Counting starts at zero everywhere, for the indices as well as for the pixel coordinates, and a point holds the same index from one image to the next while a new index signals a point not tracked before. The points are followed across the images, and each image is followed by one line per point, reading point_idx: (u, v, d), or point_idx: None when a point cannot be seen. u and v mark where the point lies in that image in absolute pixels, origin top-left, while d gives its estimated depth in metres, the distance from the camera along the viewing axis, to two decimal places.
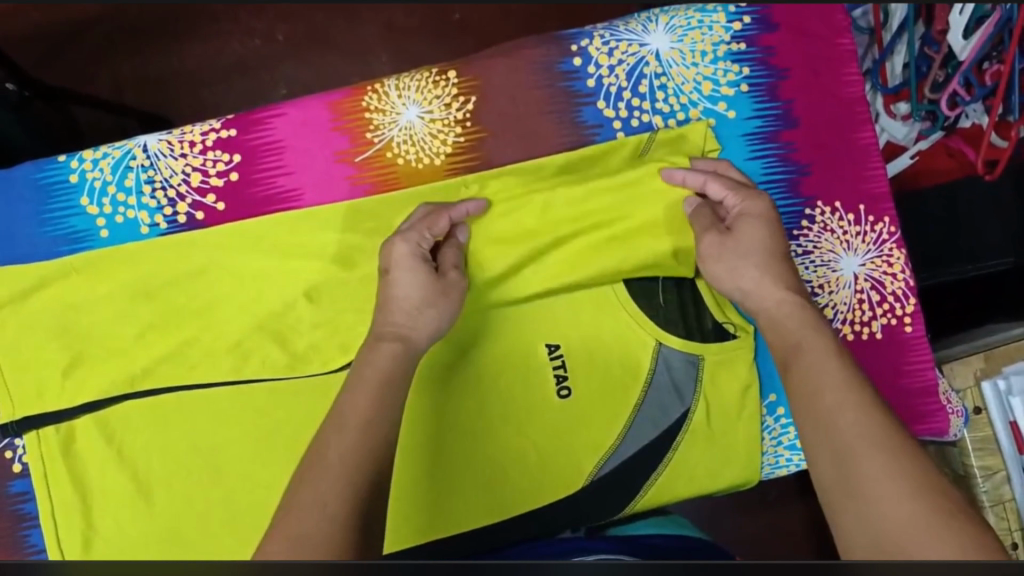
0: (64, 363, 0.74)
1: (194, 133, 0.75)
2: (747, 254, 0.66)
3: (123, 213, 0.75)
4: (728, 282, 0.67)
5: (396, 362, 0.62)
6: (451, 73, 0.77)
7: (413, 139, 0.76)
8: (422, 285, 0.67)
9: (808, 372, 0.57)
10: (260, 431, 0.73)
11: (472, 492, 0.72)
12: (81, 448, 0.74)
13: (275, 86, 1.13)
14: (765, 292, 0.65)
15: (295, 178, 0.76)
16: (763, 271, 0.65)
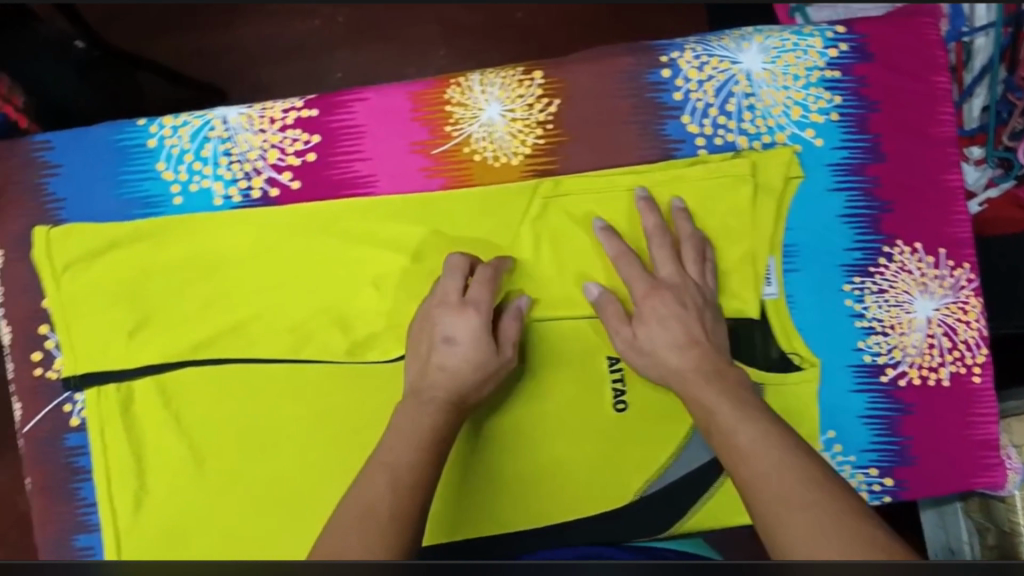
0: (130, 325, 0.74)
1: (276, 109, 0.75)
2: (662, 343, 0.69)
3: (198, 181, 0.75)
4: (654, 367, 0.69)
5: (426, 422, 0.65)
6: (537, 73, 0.76)
7: (492, 137, 0.75)
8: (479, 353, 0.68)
9: (733, 461, 0.61)
10: (310, 414, 0.74)
11: (520, 491, 0.73)
12: (139, 410, 0.75)
13: (331, 68, 1.14)
14: (685, 375, 0.67)
15: (371, 164, 0.75)
16: (682, 352, 0.68)
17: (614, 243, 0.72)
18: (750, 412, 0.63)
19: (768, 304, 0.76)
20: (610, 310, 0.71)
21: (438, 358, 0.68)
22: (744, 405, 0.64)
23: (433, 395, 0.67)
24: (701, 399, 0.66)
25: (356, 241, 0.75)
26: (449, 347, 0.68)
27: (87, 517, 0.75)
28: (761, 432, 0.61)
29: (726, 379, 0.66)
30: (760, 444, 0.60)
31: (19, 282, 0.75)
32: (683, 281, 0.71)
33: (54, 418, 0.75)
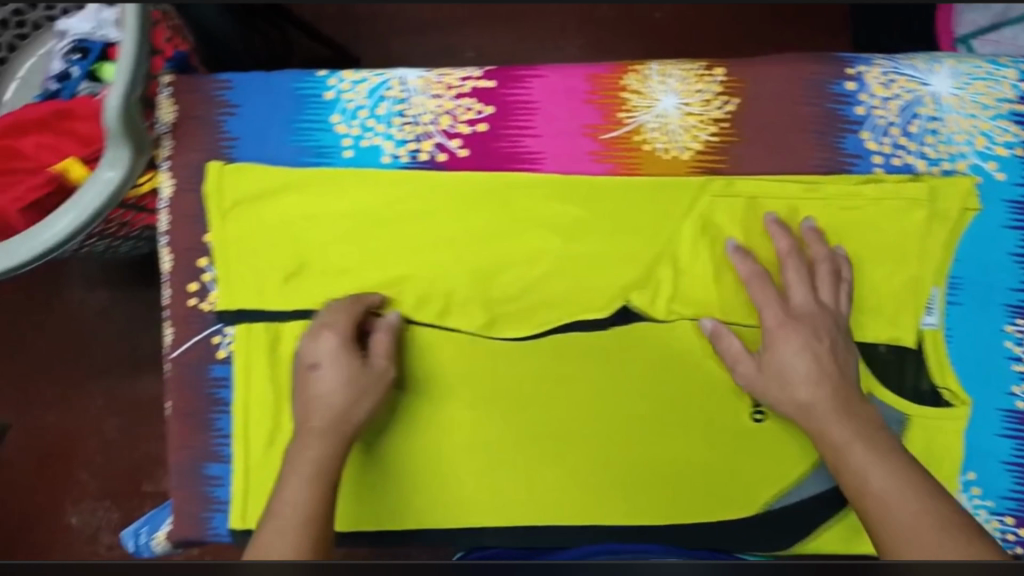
0: (289, 269, 0.76)
1: (454, 76, 0.75)
2: (795, 378, 0.68)
3: (369, 138, 0.76)
4: (780, 401, 0.69)
5: (307, 462, 0.66)
6: (718, 69, 0.75)
7: (665, 129, 0.74)
8: (349, 373, 0.70)
9: (855, 489, 0.62)
10: (452, 379, 0.74)
11: (506, 490, 0.73)
12: (284, 352, 0.76)
13: (463, 46, 1.13)
14: (814, 411, 0.67)
15: (541, 141, 0.75)
16: (811, 388, 0.67)
17: (747, 267, 0.71)
18: (890, 453, 0.63)
19: (926, 335, 0.74)
20: (727, 345, 0.71)
21: (318, 384, 0.70)
22: (884, 450, 0.63)
23: (313, 420, 0.68)
24: (834, 437, 0.65)
25: (517, 217, 0.75)
26: (329, 368, 0.70)
27: (221, 447, 0.78)
28: (902, 474, 0.61)
29: (860, 419, 0.66)
30: (901, 488, 0.60)
31: (188, 211, 0.77)
32: (820, 313, 0.70)
33: (202, 348, 0.77)
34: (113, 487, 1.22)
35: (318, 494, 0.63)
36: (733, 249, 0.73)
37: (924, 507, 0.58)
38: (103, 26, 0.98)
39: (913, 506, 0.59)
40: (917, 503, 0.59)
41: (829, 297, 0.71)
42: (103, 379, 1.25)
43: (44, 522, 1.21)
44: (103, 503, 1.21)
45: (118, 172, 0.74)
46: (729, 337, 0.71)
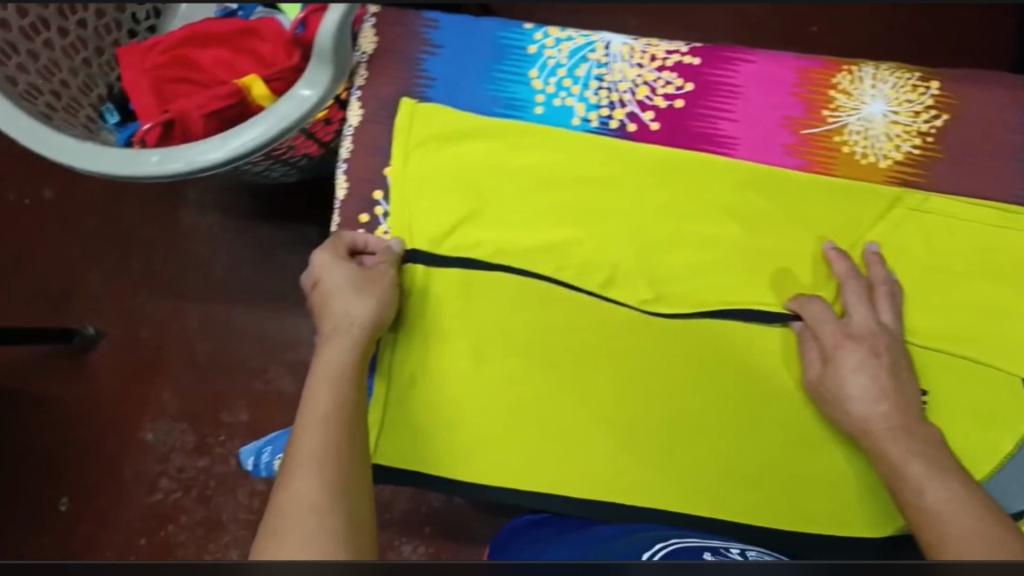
0: (460, 215, 0.75)
1: (661, 48, 0.75)
2: (852, 395, 0.64)
3: (563, 97, 0.76)
4: (842, 418, 0.65)
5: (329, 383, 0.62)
6: (933, 83, 0.73)
7: (867, 133, 0.73)
8: (354, 284, 0.69)
9: (913, 503, 0.57)
10: (604, 349, 0.74)
11: (587, 459, 0.72)
12: (437, 294, 0.75)
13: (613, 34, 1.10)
14: (872, 429, 0.63)
15: (737, 127, 0.74)
16: (873, 403, 0.64)
17: (843, 269, 0.70)
18: (950, 472, 0.58)
19: None
20: (808, 348, 0.69)
21: (344, 306, 0.68)
22: (941, 469, 0.58)
23: (329, 325, 0.67)
24: (889, 457, 0.61)
25: (699, 199, 0.74)
26: (357, 296, 0.68)
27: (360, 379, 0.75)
28: (960, 492, 0.55)
29: (919, 438, 0.61)
30: (954, 504, 0.54)
31: (372, 142, 0.77)
32: (880, 333, 0.67)
33: None
34: (192, 408, 1.14)
35: (348, 400, 0.60)
36: (793, 309, 0.71)
37: (975, 525, 0.52)
38: None
39: (967, 522, 0.53)
40: (969, 518, 0.53)
41: (888, 318, 0.68)
42: (204, 295, 1.19)
43: (119, 431, 1.14)
44: (180, 425, 1.14)
45: (314, 92, 0.74)
46: (804, 350, 0.70)
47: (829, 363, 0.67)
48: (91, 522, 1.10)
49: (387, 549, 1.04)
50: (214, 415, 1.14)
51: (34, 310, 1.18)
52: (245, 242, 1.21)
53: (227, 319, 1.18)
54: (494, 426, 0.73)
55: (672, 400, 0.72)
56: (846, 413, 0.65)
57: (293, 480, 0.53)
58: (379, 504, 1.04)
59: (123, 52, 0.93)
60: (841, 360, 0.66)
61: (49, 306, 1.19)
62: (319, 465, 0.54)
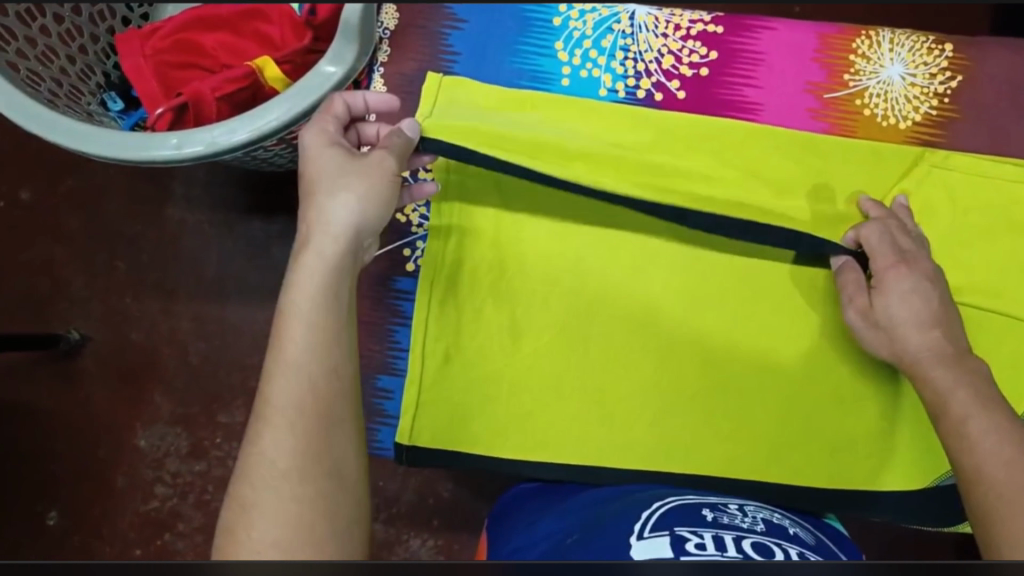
0: None
1: (683, 18, 0.76)
2: (901, 319, 0.65)
3: (589, 69, 0.76)
4: (888, 345, 0.66)
5: (319, 296, 0.53)
6: (948, 46, 0.76)
7: (888, 96, 0.75)
8: (337, 177, 0.59)
9: (954, 433, 0.58)
10: (639, 316, 0.74)
11: (634, 428, 0.73)
12: (470, 271, 0.75)
13: None
14: (918, 357, 0.64)
15: (761, 93, 0.75)
16: (922, 333, 0.64)
17: (876, 215, 0.71)
18: (993, 404, 0.58)
19: None
20: (850, 277, 0.70)
21: (323, 207, 0.58)
22: (987, 397, 0.59)
23: (309, 225, 0.57)
24: (935, 382, 0.61)
25: (727, 165, 0.74)
26: (335, 194, 0.58)
27: (395, 360, 0.77)
28: (1001, 426, 0.56)
29: (966, 366, 0.62)
30: (994, 438, 0.55)
31: (397, 118, 0.75)
32: (928, 264, 0.68)
33: (392, 258, 0.77)
34: (187, 411, 1.11)
35: (328, 339, 0.52)
36: (852, 241, 0.71)
37: (1014, 459, 0.53)
38: None
39: (1006, 457, 0.54)
40: (1009, 453, 0.54)
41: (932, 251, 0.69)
42: (194, 294, 1.14)
43: (113, 436, 1.11)
44: (175, 429, 1.11)
45: (338, 69, 0.72)
46: (847, 280, 0.70)
47: (880, 291, 0.67)
48: (84, 533, 1.08)
49: (395, 544, 1.01)
50: (210, 416, 1.11)
51: (15, 316, 1.14)
52: (233, 237, 1.15)
53: (219, 317, 1.14)
54: (536, 400, 0.73)
55: (721, 363, 0.73)
56: (894, 341, 0.66)
57: (265, 434, 0.48)
58: (386, 498, 1.02)
59: (121, 38, 0.89)
60: (891, 288, 0.66)
61: (33, 312, 1.14)
62: (291, 424, 0.48)
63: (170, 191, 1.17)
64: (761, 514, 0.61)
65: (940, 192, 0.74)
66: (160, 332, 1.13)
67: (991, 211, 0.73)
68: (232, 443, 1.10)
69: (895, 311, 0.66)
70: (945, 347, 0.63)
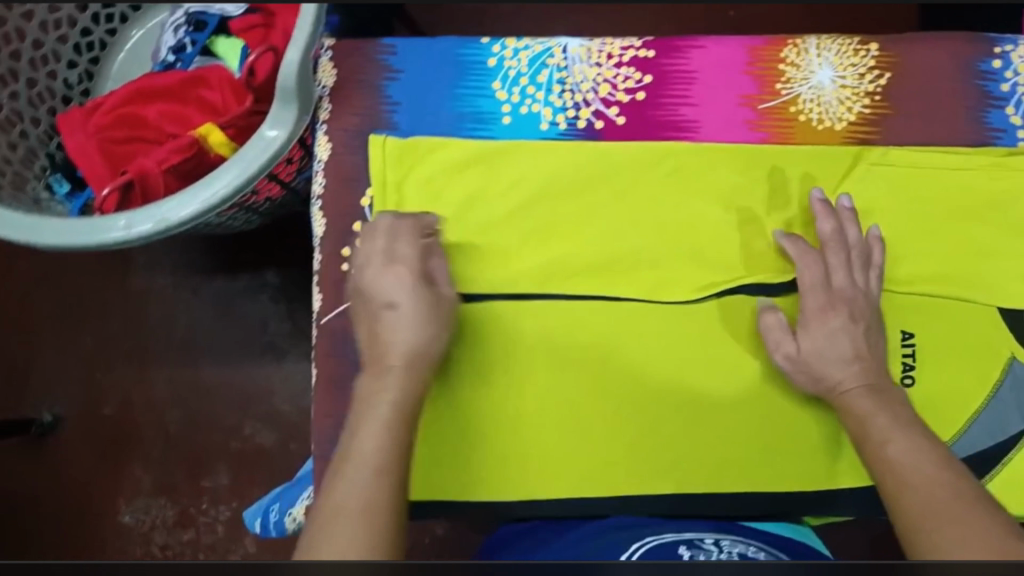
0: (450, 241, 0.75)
1: (615, 46, 0.77)
2: (826, 355, 0.69)
3: (529, 105, 0.77)
4: (812, 378, 0.69)
5: (394, 415, 0.60)
6: (873, 45, 0.78)
7: (820, 100, 0.77)
8: (428, 317, 0.67)
9: (876, 453, 0.62)
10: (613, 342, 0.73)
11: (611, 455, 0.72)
12: None
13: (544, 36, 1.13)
14: (843, 388, 0.68)
15: (698, 111, 0.77)
16: (846, 367, 0.68)
17: (828, 220, 0.73)
18: (911, 425, 0.62)
19: None
20: (771, 322, 0.71)
21: (398, 336, 0.65)
22: (905, 421, 0.63)
23: (392, 358, 0.64)
24: (856, 411, 0.66)
25: (674, 187, 0.76)
26: (413, 329, 0.66)
27: None
28: (921, 443, 0.60)
29: (886, 396, 0.66)
30: (915, 456, 0.59)
31: (346, 173, 0.76)
32: (856, 296, 0.71)
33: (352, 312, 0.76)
34: (170, 481, 1.10)
35: (397, 450, 0.57)
36: (780, 237, 0.74)
37: (936, 476, 0.57)
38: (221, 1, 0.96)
39: (927, 473, 0.57)
40: (931, 468, 0.58)
41: (862, 280, 0.72)
42: (165, 362, 1.13)
43: (96, 516, 1.09)
44: (159, 500, 1.09)
45: (281, 134, 0.73)
46: (770, 323, 0.71)
47: (805, 330, 0.70)
48: None
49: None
50: (194, 483, 1.10)
51: None
52: (198, 299, 1.14)
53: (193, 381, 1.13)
54: (515, 434, 0.73)
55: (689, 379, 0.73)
56: (820, 374, 0.69)
57: (332, 535, 0.50)
58: None
59: (63, 117, 0.90)
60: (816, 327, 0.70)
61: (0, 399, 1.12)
62: (357, 524, 0.51)
63: (131, 261, 1.16)
64: (737, 548, 0.61)
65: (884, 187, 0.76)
66: (134, 404, 1.12)
67: (928, 199, 0.76)
68: (219, 507, 1.08)
69: (821, 345, 0.69)
70: (866, 380, 0.67)
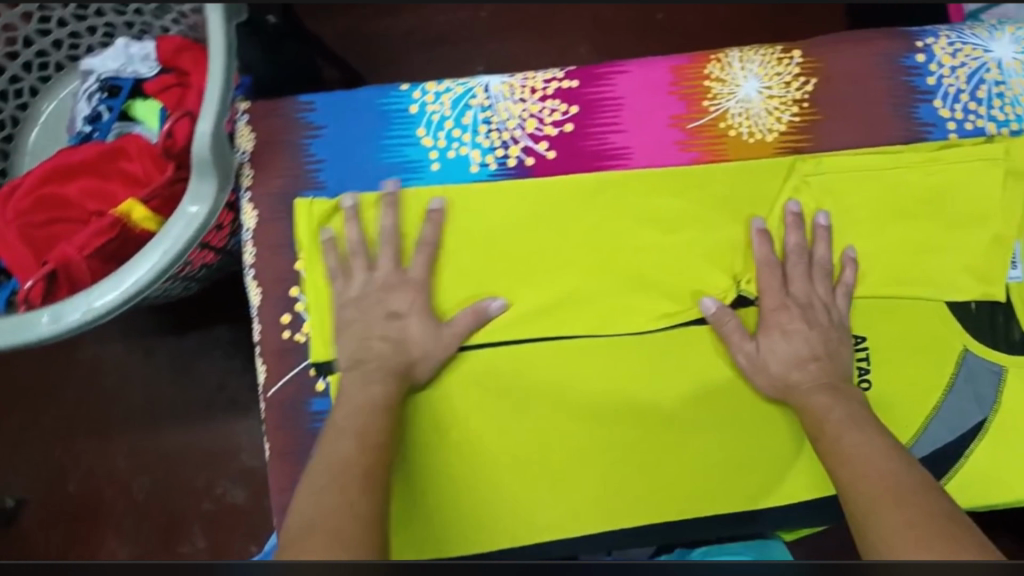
0: None
1: (537, 80, 0.76)
2: (784, 354, 0.71)
3: (456, 148, 0.75)
4: (768, 379, 0.71)
5: (362, 424, 0.62)
6: (796, 52, 0.78)
7: (749, 113, 0.76)
8: (402, 339, 0.70)
9: (830, 447, 0.64)
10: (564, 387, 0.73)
11: (580, 499, 0.72)
12: None
13: (474, 59, 1.12)
14: (802, 387, 0.70)
15: (627, 137, 0.76)
16: (801, 367, 0.71)
17: (766, 242, 0.74)
18: (864, 421, 0.65)
19: (1012, 290, 0.78)
20: (730, 326, 0.72)
21: (363, 340, 0.70)
22: (859, 416, 0.65)
23: (355, 360, 0.69)
24: (813, 409, 0.68)
25: (613, 217, 0.75)
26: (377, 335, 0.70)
27: None
28: (869, 437, 0.63)
29: (842, 394, 0.68)
30: (865, 447, 0.61)
31: (278, 239, 0.73)
32: (814, 305, 0.73)
33: (300, 381, 0.74)
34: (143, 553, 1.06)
35: (376, 446, 0.60)
36: (760, 227, 0.74)
37: (886, 467, 0.59)
38: (133, 62, 0.92)
39: (877, 464, 0.59)
40: (880, 462, 0.60)
41: (822, 289, 0.74)
42: (124, 432, 1.10)
43: None
44: None
45: (204, 207, 0.70)
46: (725, 320, 0.72)
47: (764, 328, 0.73)
48: None
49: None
50: (167, 552, 1.07)
51: None
52: (150, 365, 1.11)
53: (155, 448, 1.09)
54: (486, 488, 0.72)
55: (645, 412, 0.73)
56: (778, 371, 0.71)
57: (309, 508, 0.51)
58: None
59: None
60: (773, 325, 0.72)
61: None
62: (339, 495, 0.52)
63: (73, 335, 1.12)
64: None
65: (823, 194, 0.75)
66: (95, 479, 1.08)
67: (864, 202, 0.76)
68: None
69: (781, 345, 0.72)
70: (823, 380, 0.70)
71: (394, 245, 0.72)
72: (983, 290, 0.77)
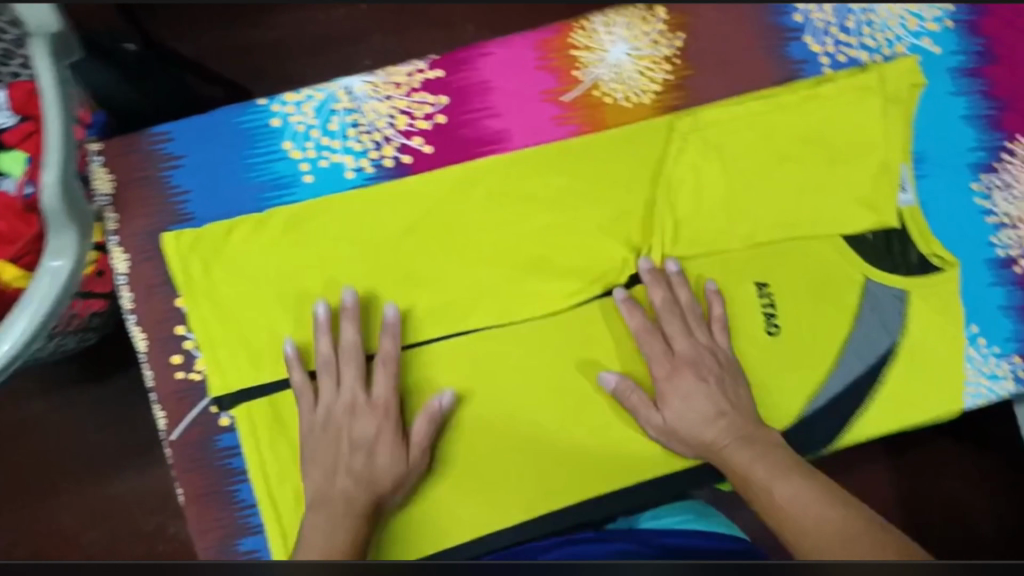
0: (287, 325, 0.72)
1: (400, 74, 0.73)
2: (691, 419, 0.69)
3: (327, 157, 0.72)
4: (684, 444, 0.70)
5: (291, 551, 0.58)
6: (659, 9, 0.76)
7: (621, 78, 0.75)
8: (352, 426, 0.69)
9: (765, 505, 0.62)
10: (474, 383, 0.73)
11: (511, 489, 0.72)
12: (289, 414, 0.72)
13: (357, 52, 1.08)
14: (718, 446, 0.68)
15: (503, 120, 0.74)
16: (713, 426, 0.69)
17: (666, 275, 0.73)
18: (789, 469, 0.64)
19: (905, 213, 0.78)
20: (634, 400, 0.70)
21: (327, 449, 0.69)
22: (782, 467, 0.64)
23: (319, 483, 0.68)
24: (737, 467, 0.66)
25: (501, 205, 0.73)
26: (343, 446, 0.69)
27: (247, 519, 0.72)
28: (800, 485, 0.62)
29: (759, 444, 0.67)
30: (799, 498, 0.60)
31: (158, 279, 0.71)
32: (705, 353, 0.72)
33: (204, 421, 0.72)
34: None
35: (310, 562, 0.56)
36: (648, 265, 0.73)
37: (824, 514, 0.58)
38: None
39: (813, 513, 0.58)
40: (817, 509, 0.59)
41: (705, 337, 0.73)
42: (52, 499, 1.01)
43: None
44: None
45: (66, 260, 0.66)
46: (628, 398, 0.71)
47: (665, 376, 0.70)
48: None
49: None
50: None
51: None
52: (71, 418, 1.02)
53: (99, 497, 1.00)
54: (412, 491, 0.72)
55: (560, 392, 0.74)
56: (690, 432, 0.69)
57: None
58: None
59: None
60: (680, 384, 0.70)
61: None
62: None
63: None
64: None
65: (705, 148, 0.75)
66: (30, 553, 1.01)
67: (747, 150, 0.75)
68: None
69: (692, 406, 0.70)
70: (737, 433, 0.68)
71: (303, 365, 0.70)
72: (878, 218, 0.77)
